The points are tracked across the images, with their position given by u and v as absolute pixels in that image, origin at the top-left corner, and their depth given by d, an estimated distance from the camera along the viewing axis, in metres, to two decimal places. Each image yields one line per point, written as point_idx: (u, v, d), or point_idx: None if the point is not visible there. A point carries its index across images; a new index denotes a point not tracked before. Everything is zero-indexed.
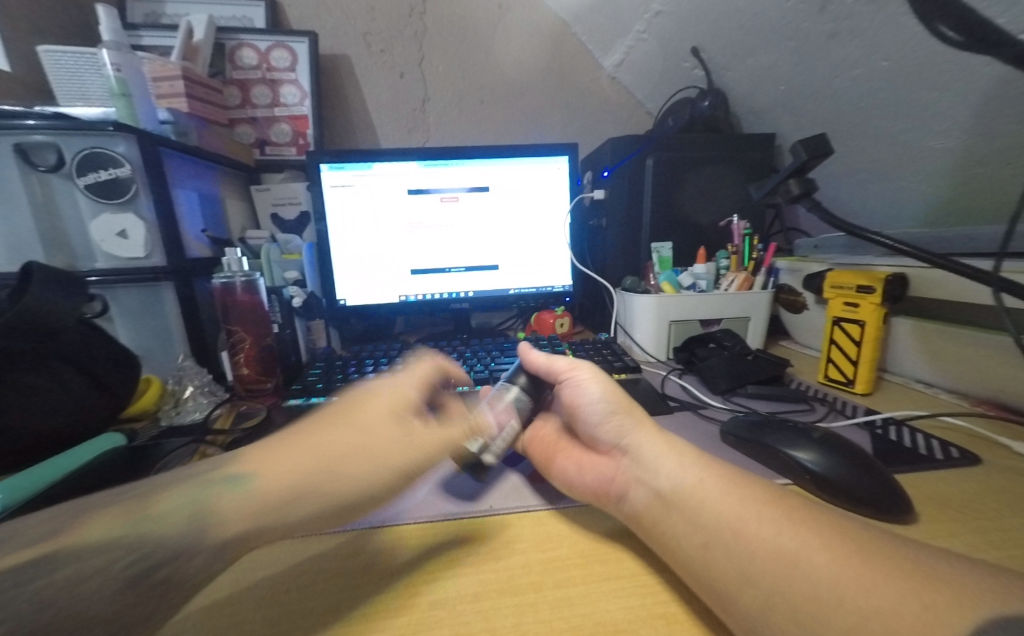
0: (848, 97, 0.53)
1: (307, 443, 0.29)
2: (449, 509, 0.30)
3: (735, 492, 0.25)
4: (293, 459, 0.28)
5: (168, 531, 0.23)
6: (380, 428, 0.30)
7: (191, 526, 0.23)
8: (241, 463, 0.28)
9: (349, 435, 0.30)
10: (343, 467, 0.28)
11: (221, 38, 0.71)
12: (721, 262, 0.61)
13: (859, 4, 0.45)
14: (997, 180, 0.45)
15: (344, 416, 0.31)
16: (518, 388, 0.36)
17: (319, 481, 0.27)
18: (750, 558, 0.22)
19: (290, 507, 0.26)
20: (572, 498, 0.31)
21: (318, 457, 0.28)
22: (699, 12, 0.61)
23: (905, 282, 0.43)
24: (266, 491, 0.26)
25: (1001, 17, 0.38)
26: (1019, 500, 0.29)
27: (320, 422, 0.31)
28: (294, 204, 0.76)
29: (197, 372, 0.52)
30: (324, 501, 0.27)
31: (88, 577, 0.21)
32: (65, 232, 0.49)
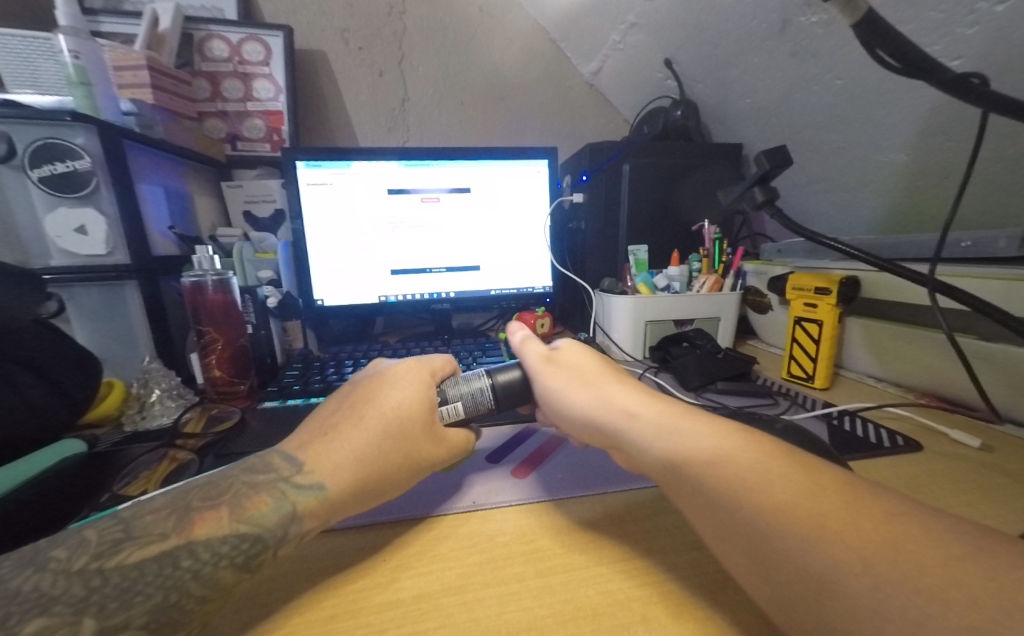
0: (806, 112, 0.57)
1: (359, 435, 0.29)
2: (434, 507, 0.31)
3: (716, 431, 0.26)
4: (353, 460, 0.28)
5: (265, 531, 0.24)
6: (417, 431, 0.31)
7: (288, 526, 0.25)
8: (298, 464, 0.27)
9: (390, 439, 0.30)
10: (391, 467, 0.29)
11: (189, 27, 0.68)
12: (693, 264, 0.64)
13: (816, 26, 0.48)
14: (935, 192, 0.50)
15: (374, 417, 0.30)
16: (485, 380, 0.35)
17: (376, 478, 0.28)
18: (719, 498, 0.23)
19: (353, 505, 0.27)
20: (555, 491, 0.32)
21: (371, 460, 0.28)
22: (671, 26, 0.64)
23: (857, 285, 0.46)
24: (341, 492, 0.27)
25: (936, 46, 0.42)
26: (952, 482, 0.32)
27: (359, 412, 0.31)
28: (268, 202, 0.74)
29: (164, 375, 0.48)
30: (378, 497, 0.29)
31: (197, 573, 0.22)
32: (17, 227, 0.46)
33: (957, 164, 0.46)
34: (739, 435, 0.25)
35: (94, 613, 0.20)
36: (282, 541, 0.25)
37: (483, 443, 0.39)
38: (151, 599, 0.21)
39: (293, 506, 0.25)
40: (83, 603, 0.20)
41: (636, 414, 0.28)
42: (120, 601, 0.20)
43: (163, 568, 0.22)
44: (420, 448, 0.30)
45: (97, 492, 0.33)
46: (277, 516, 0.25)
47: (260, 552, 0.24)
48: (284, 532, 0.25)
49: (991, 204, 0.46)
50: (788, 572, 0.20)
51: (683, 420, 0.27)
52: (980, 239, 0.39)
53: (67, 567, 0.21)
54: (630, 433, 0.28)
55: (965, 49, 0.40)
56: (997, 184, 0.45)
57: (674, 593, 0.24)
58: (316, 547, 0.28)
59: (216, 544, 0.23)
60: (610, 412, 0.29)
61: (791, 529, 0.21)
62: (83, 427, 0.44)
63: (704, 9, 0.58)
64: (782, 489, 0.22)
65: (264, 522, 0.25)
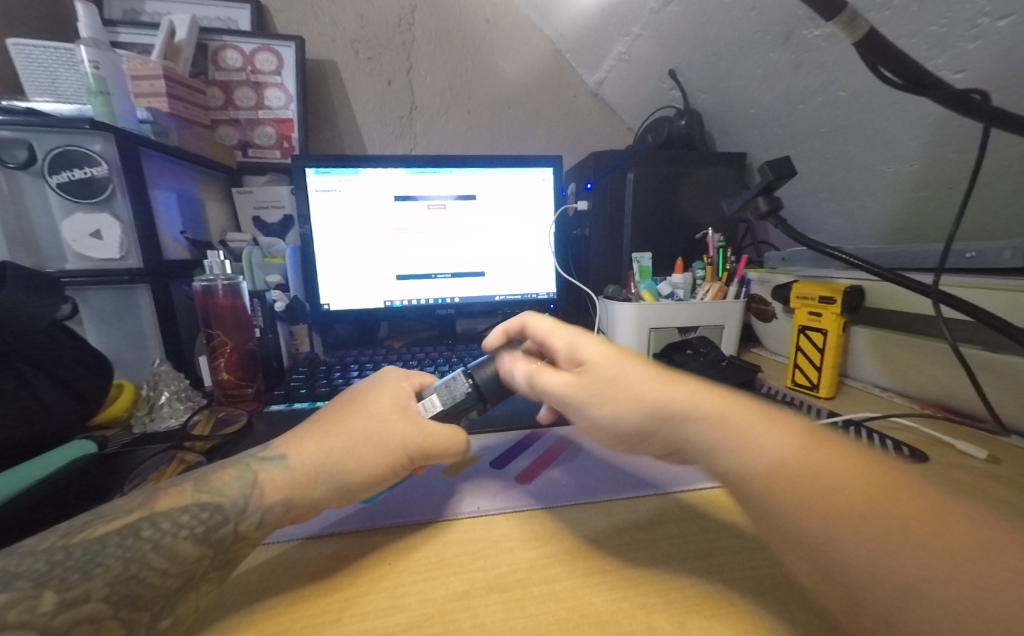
0: (810, 123, 0.57)
1: (330, 428, 0.31)
2: (429, 512, 0.31)
3: (784, 434, 0.25)
4: (319, 437, 0.31)
5: (226, 501, 0.26)
6: (389, 412, 0.32)
7: (249, 496, 0.27)
8: (271, 449, 0.30)
9: (361, 420, 0.32)
10: (358, 451, 0.30)
11: (204, 38, 0.70)
12: (698, 271, 0.65)
13: (819, 39, 0.49)
14: (939, 203, 0.50)
15: (349, 406, 0.33)
16: (464, 382, 0.35)
17: (339, 459, 0.29)
18: (789, 503, 0.23)
19: (320, 482, 0.29)
20: (553, 500, 0.32)
21: (339, 437, 0.30)
22: (675, 39, 0.65)
23: (862, 294, 0.46)
24: (303, 466, 0.29)
25: (938, 59, 0.42)
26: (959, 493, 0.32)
27: (337, 412, 0.33)
28: (277, 207, 0.75)
29: (173, 377, 0.49)
30: (346, 477, 0.29)
31: (157, 544, 0.23)
32: (35, 232, 0.47)
33: (960, 174, 0.47)
34: (808, 436, 0.25)
35: (53, 585, 0.20)
36: (242, 515, 0.26)
37: (485, 449, 0.40)
38: (111, 571, 0.21)
39: (255, 476, 0.28)
40: (43, 577, 0.20)
41: (700, 409, 0.27)
42: (82, 573, 0.21)
43: (124, 539, 0.23)
44: (390, 426, 0.31)
45: (111, 492, 0.34)
46: (240, 485, 0.27)
47: (220, 525, 0.25)
48: (244, 505, 0.26)
49: (997, 216, 0.46)
50: (845, 578, 0.21)
51: (754, 421, 0.26)
52: (985, 250, 0.39)
53: (35, 546, 0.22)
54: (698, 432, 0.27)
55: (969, 62, 0.41)
56: (1003, 195, 0.45)
57: (680, 602, 0.24)
58: (321, 549, 0.28)
59: (177, 515, 0.24)
60: (666, 403, 0.28)
61: (864, 530, 0.21)
62: (92, 429, 0.45)
63: (709, 22, 0.59)
64: (857, 492, 0.22)
65: (226, 493, 0.26)
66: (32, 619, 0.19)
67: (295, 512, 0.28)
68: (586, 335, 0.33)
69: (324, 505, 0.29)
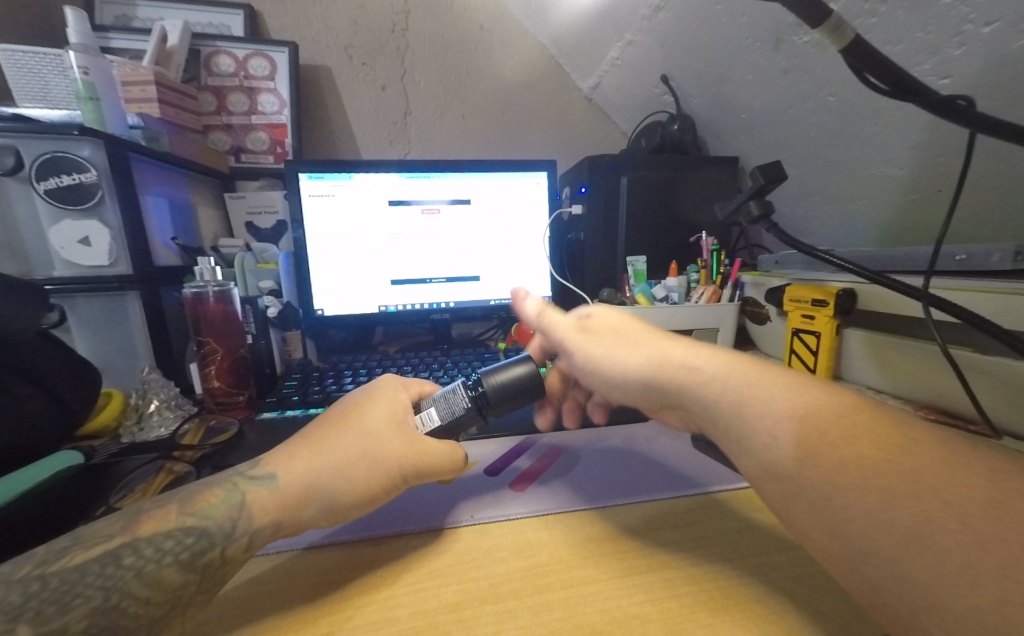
0: (801, 127, 0.57)
1: (321, 445, 0.30)
2: (420, 522, 0.31)
3: (796, 390, 0.26)
4: (309, 454, 0.30)
5: (213, 525, 0.26)
6: (384, 429, 0.32)
7: (236, 518, 0.26)
8: (261, 465, 0.30)
9: (353, 436, 0.31)
10: (350, 471, 0.29)
11: (197, 43, 0.70)
12: (692, 275, 0.67)
13: (808, 45, 0.49)
14: (929, 206, 0.50)
15: (341, 420, 0.32)
16: (464, 394, 0.34)
17: (330, 479, 0.29)
18: (802, 455, 0.23)
19: (310, 501, 0.28)
20: (543, 509, 0.32)
21: (330, 454, 0.30)
22: (667, 44, 0.65)
23: (854, 297, 0.46)
24: (293, 487, 0.28)
25: (925, 65, 0.43)
26: None
27: (328, 425, 0.32)
28: (271, 213, 0.75)
29: (163, 385, 0.48)
30: (336, 497, 0.29)
31: (140, 572, 0.23)
32: (21, 239, 0.46)
33: (948, 178, 0.47)
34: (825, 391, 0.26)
35: (29, 619, 0.20)
36: (230, 539, 0.26)
37: (481, 457, 0.39)
38: (91, 602, 0.21)
39: (243, 497, 0.27)
40: (18, 611, 0.20)
41: (692, 364, 0.29)
42: (59, 605, 0.21)
43: (104, 567, 0.23)
44: (383, 445, 0.31)
45: (94, 506, 0.33)
46: (226, 507, 0.26)
47: (206, 549, 0.25)
48: (232, 528, 0.26)
49: (986, 218, 0.47)
50: (852, 527, 0.21)
51: (760, 379, 0.27)
52: (973, 253, 0.39)
53: (11, 575, 0.22)
54: (690, 385, 0.29)
55: (954, 68, 0.41)
56: (993, 197, 0.45)
57: (673, 610, 0.24)
58: (313, 561, 0.28)
59: (160, 541, 0.24)
60: (658, 353, 0.31)
61: (870, 480, 0.21)
62: (81, 439, 0.44)
63: (700, 28, 0.59)
64: (862, 440, 0.22)
65: (213, 516, 0.26)
66: None
67: (285, 531, 0.28)
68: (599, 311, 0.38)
69: (312, 524, 0.29)
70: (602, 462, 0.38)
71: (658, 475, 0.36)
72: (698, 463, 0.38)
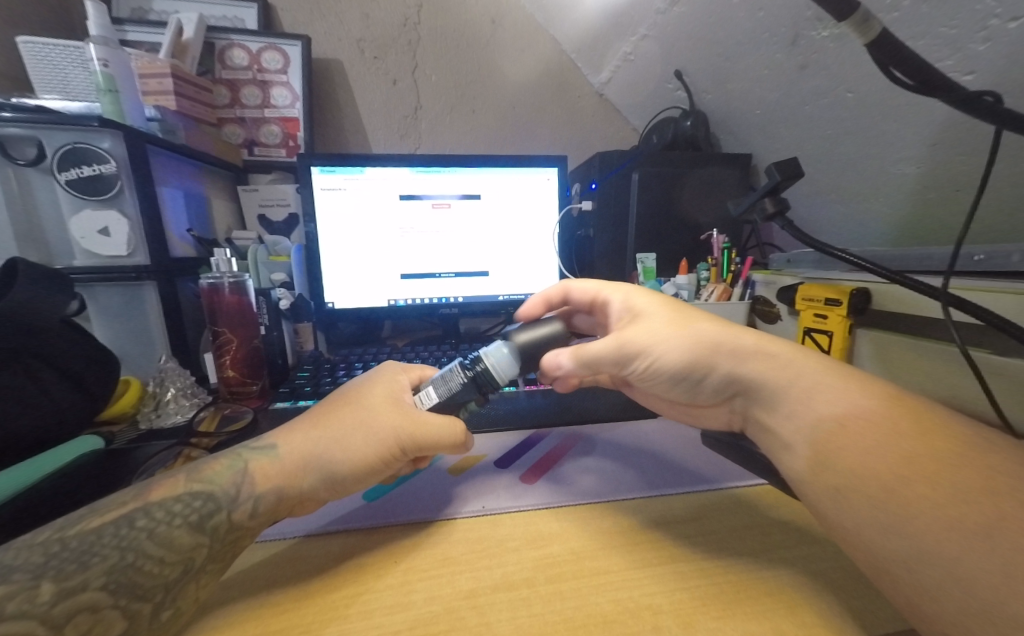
0: (817, 123, 0.57)
1: (321, 421, 0.32)
2: (421, 511, 0.31)
3: (838, 397, 0.26)
4: (310, 428, 0.32)
5: (218, 490, 0.27)
6: (380, 403, 0.33)
7: (240, 485, 0.28)
8: (266, 438, 0.32)
9: (350, 412, 0.32)
10: (346, 441, 0.30)
11: (211, 36, 0.70)
12: (703, 272, 0.67)
13: (827, 40, 0.49)
14: (947, 205, 0.50)
15: (342, 400, 0.34)
16: (460, 378, 0.32)
17: (327, 449, 0.30)
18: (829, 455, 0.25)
19: (308, 472, 0.29)
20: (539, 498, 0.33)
21: (328, 428, 0.31)
22: (682, 38, 0.64)
23: (869, 296, 0.45)
24: (292, 458, 0.30)
25: (947, 60, 0.42)
26: None
27: (329, 406, 0.34)
28: (282, 206, 0.75)
29: (179, 374, 0.49)
30: (333, 467, 0.30)
31: (152, 532, 0.24)
32: (42, 229, 0.47)
33: (969, 176, 0.46)
34: (863, 401, 0.25)
35: (51, 576, 0.21)
36: (235, 504, 0.27)
37: (491, 450, 0.40)
38: (108, 560, 0.22)
39: (245, 465, 0.29)
40: (40, 569, 0.21)
41: (768, 351, 0.29)
42: (79, 563, 0.22)
43: (119, 529, 0.24)
44: (380, 418, 0.31)
45: (112, 487, 0.34)
46: (230, 474, 0.28)
47: (214, 512, 0.26)
48: (236, 493, 0.27)
49: (1006, 218, 0.46)
50: None
51: (801, 385, 0.27)
52: (993, 253, 0.39)
53: (32, 540, 0.23)
54: (765, 371, 0.29)
55: (977, 64, 0.40)
56: (1014, 196, 0.44)
57: (686, 603, 0.24)
58: (323, 545, 0.28)
59: (170, 504, 0.26)
60: (723, 339, 0.31)
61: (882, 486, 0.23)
62: (100, 424, 0.45)
63: (714, 23, 0.59)
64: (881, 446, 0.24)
65: (218, 482, 0.28)
66: (32, 609, 0.20)
67: (287, 502, 0.29)
68: (639, 292, 0.37)
69: (314, 495, 0.30)
70: (607, 458, 0.38)
71: (667, 471, 0.36)
72: (709, 460, 0.38)
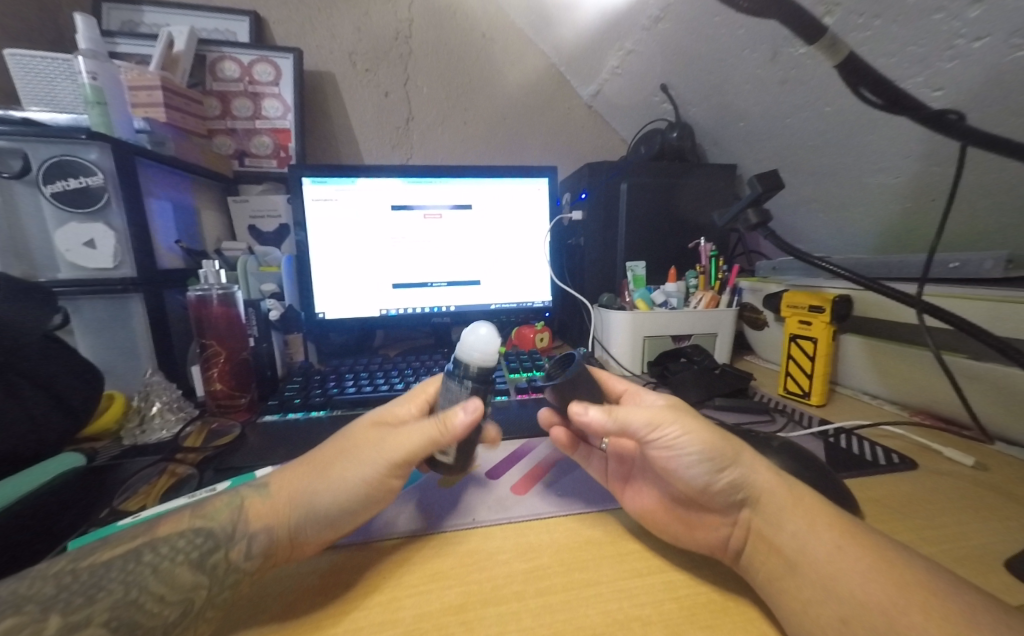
0: (798, 137, 0.58)
1: (311, 461, 0.32)
2: (411, 524, 0.31)
3: (820, 531, 0.25)
4: (299, 470, 0.31)
5: (217, 527, 0.27)
6: (363, 439, 0.32)
7: (236, 521, 0.28)
8: (266, 476, 0.32)
9: (335, 450, 0.32)
10: (332, 475, 0.30)
11: (202, 49, 0.70)
12: (689, 281, 0.65)
13: (804, 57, 0.50)
14: (923, 215, 0.51)
15: (332, 438, 0.34)
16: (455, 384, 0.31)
17: (311, 488, 0.29)
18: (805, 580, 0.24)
19: (296, 510, 0.29)
20: (526, 510, 0.32)
21: (314, 468, 0.31)
22: (666, 53, 0.66)
23: (850, 303, 0.47)
24: (281, 498, 0.29)
25: (916, 78, 0.44)
26: (966, 502, 0.32)
27: (323, 445, 0.33)
28: (273, 217, 0.75)
29: (166, 387, 0.48)
30: (318, 502, 0.29)
31: (155, 568, 0.24)
32: (27, 243, 0.47)
33: (941, 187, 0.48)
34: (839, 536, 0.25)
35: (59, 609, 0.21)
36: (232, 541, 0.27)
37: (482, 460, 0.40)
38: (113, 595, 0.23)
39: (242, 502, 0.29)
40: (51, 600, 0.22)
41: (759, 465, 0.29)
42: (86, 596, 0.22)
43: (127, 564, 0.24)
44: (360, 453, 0.31)
45: (95, 507, 0.33)
46: (228, 512, 0.28)
47: (213, 550, 0.26)
48: (233, 531, 0.27)
49: (979, 227, 0.47)
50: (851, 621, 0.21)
51: (787, 505, 0.27)
52: (966, 261, 0.40)
53: (47, 570, 0.23)
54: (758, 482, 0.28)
55: (946, 80, 0.42)
56: (985, 206, 0.46)
57: (672, 612, 0.24)
58: (312, 562, 0.28)
59: (175, 541, 0.26)
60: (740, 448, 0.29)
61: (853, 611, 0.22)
62: (82, 441, 0.44)
63: (698, 39, 0.60)
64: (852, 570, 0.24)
65: (216, 519, 0.28)
66: None
67: (283, 540, 0.28)
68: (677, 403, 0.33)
69: (302, 534, 0.28)
70: None
71: None
72: None
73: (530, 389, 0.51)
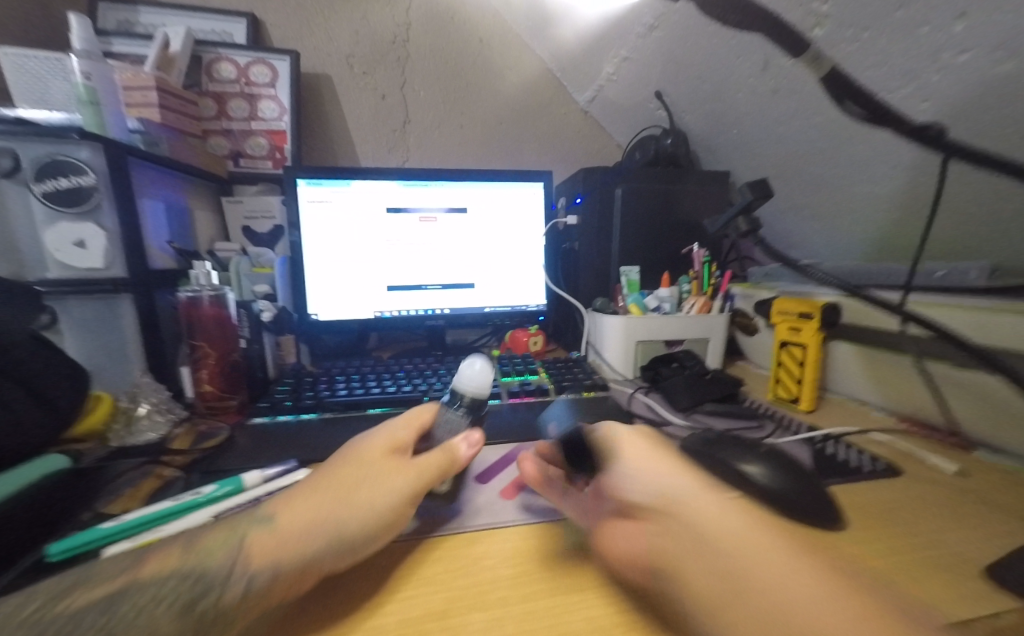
0: (789, 145, 0.59)
1: (325, 486, 0.30)
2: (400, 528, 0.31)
3: (763, 544, 0.23)
4: (309, 496, 0.29)
5: (212, 568, 0.24)
6: (385, 465, 0.31)
7: (233, 564, 0.24)
8: (267, 507, 0.29)
9: (355, 473, 0.31)
10: (356, 499, 0.29)
11: (199, 50, 0.70)
12: (682, 285, 0.66)
13: (795, 68, 0.51)
14: (911, 223, 0.52)
15: (343, 463, 0.32)
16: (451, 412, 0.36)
17: (331, 514, 0.27)
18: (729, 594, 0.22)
19: (312, 537, 0.26)
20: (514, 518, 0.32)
21: (329, 494, 0.29)
22: (661, 61, 0.67)
23: (839, 310, 0.47)
24: (292, 525, 0.27)
25: (904, 89, 0.44)
26: (948, 509, 0.32)
27: (332, 469, 0.32)
28: (267, 218, 0.75)
29: (153, 389, 0.49)
30: (343, 527, 0.27)
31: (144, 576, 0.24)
32: (17, 242, 0.47)
33: (929, 197, 0.49)
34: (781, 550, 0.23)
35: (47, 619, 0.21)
36: (226, 587, 0.24)
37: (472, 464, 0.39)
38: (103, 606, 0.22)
39: (242, 541, 0.26)
40: (40, 611, 0.22)
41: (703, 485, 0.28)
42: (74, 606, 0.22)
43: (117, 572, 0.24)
44: (387, 480, 0.30)
45: (79, 510, 0.33)
46: (225, 545, 0.26)
47: (203, 597, 0.23)
48: (228, 574, 0.24)
49: (966, 236, 0.48)
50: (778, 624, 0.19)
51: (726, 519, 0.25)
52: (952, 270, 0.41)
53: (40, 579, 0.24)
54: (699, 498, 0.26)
55: (933, 92, 0.43)
56: (971, 215, 0.46)
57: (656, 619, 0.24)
58: None
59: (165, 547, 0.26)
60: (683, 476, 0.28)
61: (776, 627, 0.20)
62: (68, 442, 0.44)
63: (692, 48, 0.61)
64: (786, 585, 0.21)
65: (212, 559, 0.25)
66: None
67: (287, 579, 0.24)
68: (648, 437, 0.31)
69: (318, 562, 0.26)
70: None
71: None
72: None
73: (522, 393, 0.51)
